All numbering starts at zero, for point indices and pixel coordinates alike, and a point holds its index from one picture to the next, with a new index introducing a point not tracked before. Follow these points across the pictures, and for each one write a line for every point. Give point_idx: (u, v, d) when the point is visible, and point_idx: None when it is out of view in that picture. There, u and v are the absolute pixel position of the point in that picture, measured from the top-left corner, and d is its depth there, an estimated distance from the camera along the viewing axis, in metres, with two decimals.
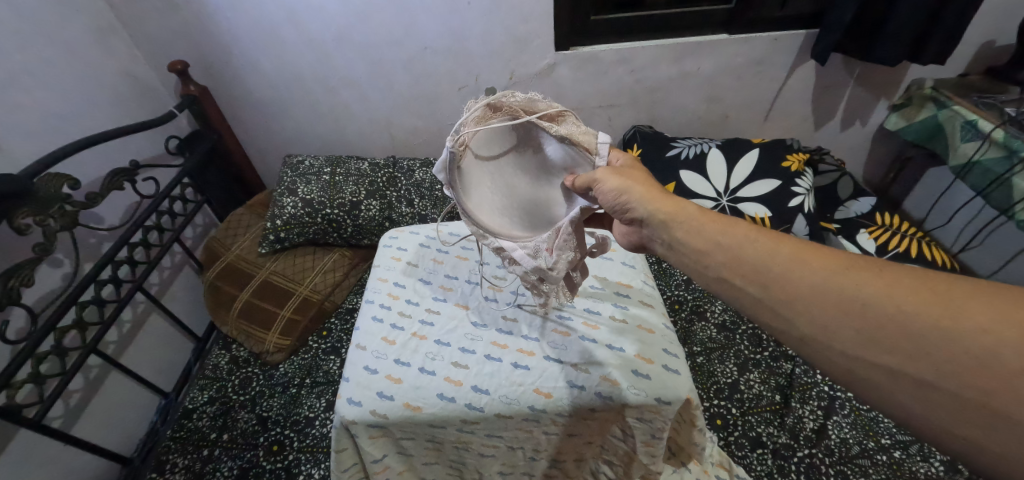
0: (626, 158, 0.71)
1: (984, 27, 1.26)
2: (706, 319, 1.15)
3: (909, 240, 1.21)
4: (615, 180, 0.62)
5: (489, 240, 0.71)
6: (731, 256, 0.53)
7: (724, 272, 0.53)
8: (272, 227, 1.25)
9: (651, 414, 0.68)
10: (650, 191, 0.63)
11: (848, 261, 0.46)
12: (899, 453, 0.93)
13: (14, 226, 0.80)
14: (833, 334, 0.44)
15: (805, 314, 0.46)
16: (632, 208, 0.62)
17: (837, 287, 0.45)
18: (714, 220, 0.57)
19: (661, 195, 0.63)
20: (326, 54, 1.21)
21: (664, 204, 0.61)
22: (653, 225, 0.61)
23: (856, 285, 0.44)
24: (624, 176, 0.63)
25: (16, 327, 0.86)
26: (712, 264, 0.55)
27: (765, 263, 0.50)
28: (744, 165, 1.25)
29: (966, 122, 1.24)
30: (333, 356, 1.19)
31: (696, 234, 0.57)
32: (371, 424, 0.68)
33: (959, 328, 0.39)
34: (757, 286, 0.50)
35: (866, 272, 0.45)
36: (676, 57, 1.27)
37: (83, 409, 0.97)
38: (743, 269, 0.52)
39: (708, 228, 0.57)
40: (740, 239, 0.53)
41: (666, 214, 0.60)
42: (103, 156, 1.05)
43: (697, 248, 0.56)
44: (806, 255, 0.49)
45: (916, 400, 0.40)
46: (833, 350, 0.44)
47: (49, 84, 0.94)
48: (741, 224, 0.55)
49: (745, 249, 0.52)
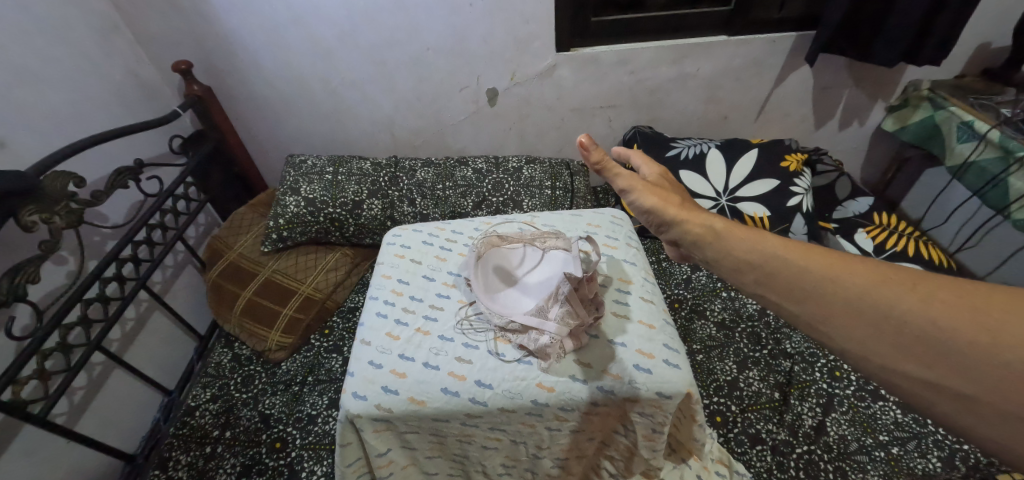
0: (658, 170, 0.71)
1: (978, 30, 1.28)
2: (706, 317, 1.18)
3: (907, 239, 1.23)
4: (652, 198, 0.63)
5: (506, 318, 0.75)
6: (761, 274, 0.49)
7: (756, 288, 0.50)
8: (275, 225, 1.26)
9: (652, 408, 0.70)
10: (685, 203, 0.62)
11: (882, 270, 0.43)
12: (897, 450, 0.93)
13: (20, 223, 0.81)
14: (868, 349, 0.41)
15: (838, 325, 0.43)
16: (669, 223, 0.62)
17: (868, 301, 0.42)
18: (740, 233, 0.54)
19: (692, 206, 0.62)
20: (329, 55, 1.22)
21: (691, 223, 0.58)
22: (686, 244, 0.60)
23: (888, 301, 0.41)
24: (660, 193, 0.63)
25: (22, 324, 0.87)
26: (743, 281, 0.51)
27: (796, 277, 0.47)
28: (744, 164, 1.26)
29: (962, 123, 1.26)
30: (336, 354, 1.19)
31: (726, 253, 0.53)
32: (377, 418, 0.69)
33: (997, 342, 0.36)
34: (788, 299, 0.47)
35: (898, 286, 0.41)
36: (676, 59, 1.29)
37: (86, 406, 0.98)
38: (775, 286, 0.48)
39: (736, 244, 0.53)
40: (770, 254, 0.49)
41: (696, 235, 0.58)
42: (108, 155, 1.06)
43: (728, 267, 0.53)
44: (839, 267, 0.45)
45: (960, 413, 0.37)
46: (869, 362, 0.42)
47: (55, 84, 0.96)
48: (768, 236, 0.51)
49: (774, 264, 0.48)
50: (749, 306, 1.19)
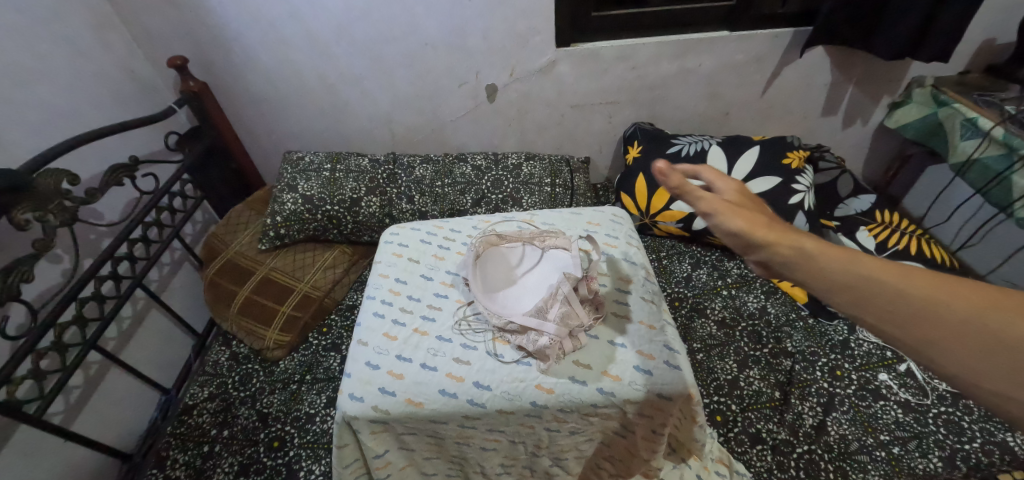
0: (735, 184, 0.55)
1: (983, 25, 1.26)
2: (706, 316, 1.17)
3: (909, 237, 1.23)
4: (739, 221, 0.49)
5: (504, 318, 0.74)
6: (853, 295, 0.42)
7: (849, 309, 0.42)
8: (272, 223, 1.25)
9: (652, 409, 0.69)
10: (779, 228, 0.48)
11: (987, 292, 0.39)
12: (898, 449, 0.93)
13: (14, 222, 0.80)
14: (983, 376, 0.37)
15: (944, 349, 0.38)
16: (754, 248, 0.49)
17: (982, 324, 0.37)
18: (838, 254, 0.44)
19: (782, 226, 0.49)
20: (326, 51, 1.21)
21: (783, 246, 0.47)
22: (787, 277, 0.46)
23: (1004, 325, 0.37)
24: (749, 215, 0.50)
25: (16, 324, 0.86)
26: (835, 304, 0.43)
27: (899, 299, 0.40)
28: (745, 162, 1.25)
29: (966, 120, 1.24)
30: (334, 352, 1.19)
31: (817, 275, 0.44)
32: (374, 420, 0.68)
33: None
34: (884, 322, 0.41)
35: (1011, 309, 0.37)
36: (678, 54, 1.27)
37: (83, 405, 0.98)
38: (872, 307, 0.41)
39: (828, 264, 0.44)
40: (866, 273, 0.42)
41: (793, 263, 0.46)
42: (103, 152, 1.05)
43: (813, 286, 0.44)
44: (944, 287, 0.40)
45: None
46: (984, 392, 0.37)
47: (48, 80, 0.94)
48: (865, 254, 0.43)
49: (870, 284, 0.42)
50: (750, 305, 1.19)
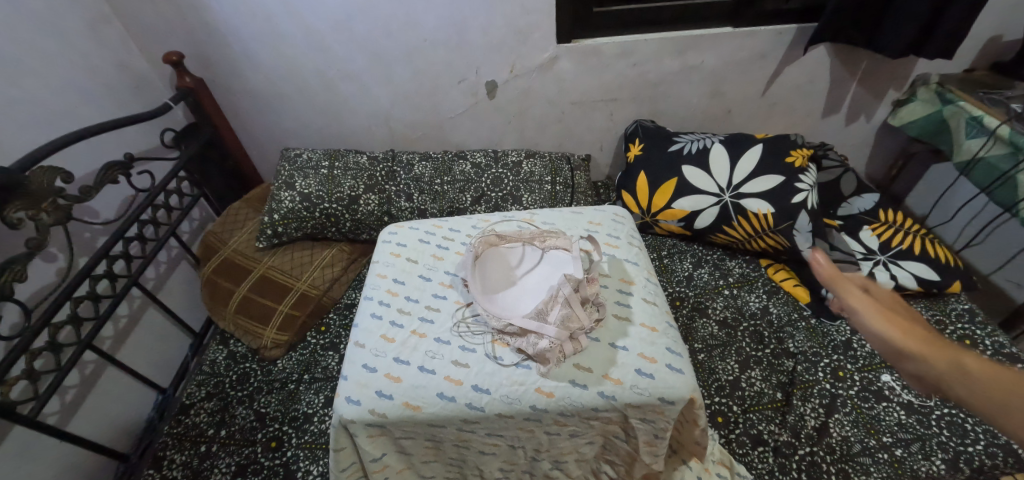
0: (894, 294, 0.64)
1: (991, 22, 1.24)
2: (707, 316, 1.16)
3: (913, 236, 1.21)
4: (890, 328, 0.58)
5: (504, 321, 0.73)
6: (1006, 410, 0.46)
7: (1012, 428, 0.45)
8: (270, 221, 1.24)
9: (654, 414, 0.68)
10: (933, 340, 0.55)
11: None
12: (901, 452, 0.92)
13: (5, 220, 0.78)
14: None
15: None
16: (905, 357, 0.56)
17: None
18: (995, 374, 0.49)
19: (942, 340, 0.55)
20: (324, 46, 1.19)
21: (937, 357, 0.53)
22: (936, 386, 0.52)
23: None
24: (900, 324, 0.58)
25: (9, 323, 0.85)
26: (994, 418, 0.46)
27: None
28: (748, 160, 1.23)
29: (971, 118, 1.23)
30: (332, 352, 1.18)
31: (970, 383, 0.49)
32: (371, 424, 0.67)
33: None
34: None
35: None
36: (680, 51, 1.26)
37: (79, 405, 0.97)
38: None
39: (985, 380, 0.48)
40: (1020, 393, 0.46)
41: (943, 372, 0.52)
42: (97, 149, 1.04)
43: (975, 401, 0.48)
44: None
45: None
46: None
47: (41, 76, 0.93)
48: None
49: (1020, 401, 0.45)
50: (752, 305, 1.18)
